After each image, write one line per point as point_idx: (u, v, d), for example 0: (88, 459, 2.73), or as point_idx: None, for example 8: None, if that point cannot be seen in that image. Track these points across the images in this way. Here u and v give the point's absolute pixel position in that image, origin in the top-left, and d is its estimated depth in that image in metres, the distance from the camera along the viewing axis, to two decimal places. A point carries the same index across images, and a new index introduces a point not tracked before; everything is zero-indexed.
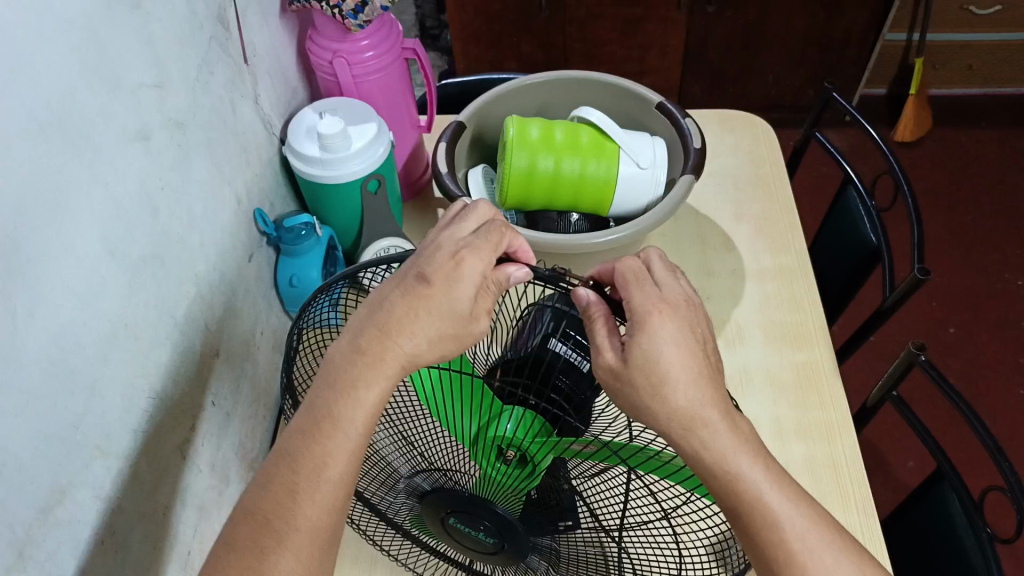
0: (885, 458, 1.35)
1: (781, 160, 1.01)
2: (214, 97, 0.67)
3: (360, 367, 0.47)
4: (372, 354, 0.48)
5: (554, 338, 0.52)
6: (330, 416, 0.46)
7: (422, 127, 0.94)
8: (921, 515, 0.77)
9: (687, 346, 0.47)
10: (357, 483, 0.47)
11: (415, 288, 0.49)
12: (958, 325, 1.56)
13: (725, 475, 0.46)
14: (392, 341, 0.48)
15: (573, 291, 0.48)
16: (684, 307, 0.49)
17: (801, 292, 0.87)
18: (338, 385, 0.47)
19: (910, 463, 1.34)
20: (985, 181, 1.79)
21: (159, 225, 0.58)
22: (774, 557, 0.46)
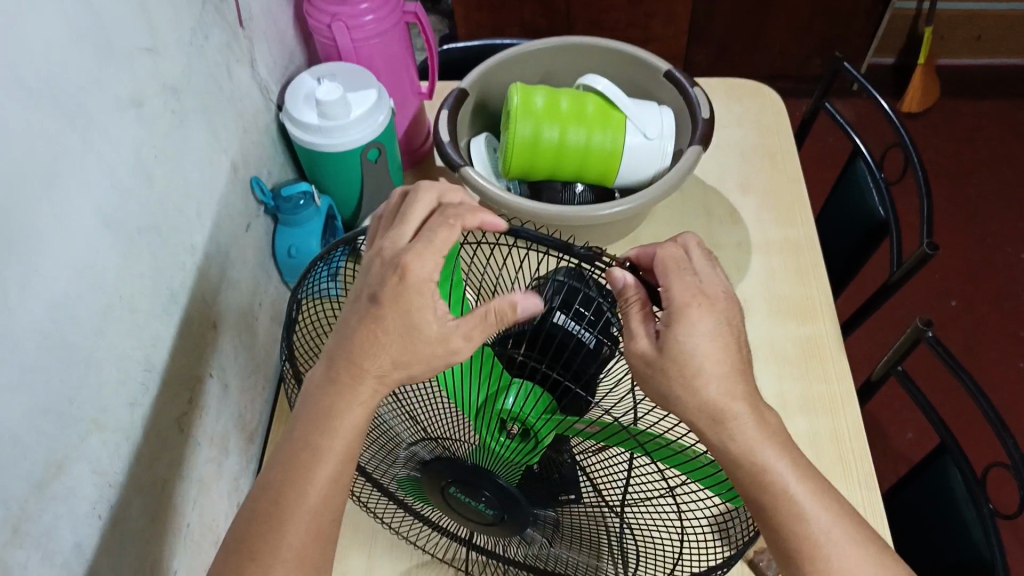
0: (885, 431, 1.35)
1: (788, 130, 0.99)
2: (209, 61, 0.65)
3: (359, 352, 0.47)
4: (374, 333, 0.47)
5: (557, 312, 0.49)
6: (329, 414, 0.47)
7: (422, 94, 0.92)
8: (920, 489, 0.77)
9: (723, 339, 0.45)
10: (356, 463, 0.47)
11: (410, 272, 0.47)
12: (961, 299, 1.55)
13: (754, 466, 0.46)
14: (395, 316, 0.46)
15: (608, 271, 0.46)
16: (722, 300, 0.47)
17: (807, 266, 0.86)
18: (341, 376, 0.47)
19: (909, 436, 1.34)
20: (992, 153, 1.77)
21: (154, 194, 0.56)
22: (793, 539, 0.46)
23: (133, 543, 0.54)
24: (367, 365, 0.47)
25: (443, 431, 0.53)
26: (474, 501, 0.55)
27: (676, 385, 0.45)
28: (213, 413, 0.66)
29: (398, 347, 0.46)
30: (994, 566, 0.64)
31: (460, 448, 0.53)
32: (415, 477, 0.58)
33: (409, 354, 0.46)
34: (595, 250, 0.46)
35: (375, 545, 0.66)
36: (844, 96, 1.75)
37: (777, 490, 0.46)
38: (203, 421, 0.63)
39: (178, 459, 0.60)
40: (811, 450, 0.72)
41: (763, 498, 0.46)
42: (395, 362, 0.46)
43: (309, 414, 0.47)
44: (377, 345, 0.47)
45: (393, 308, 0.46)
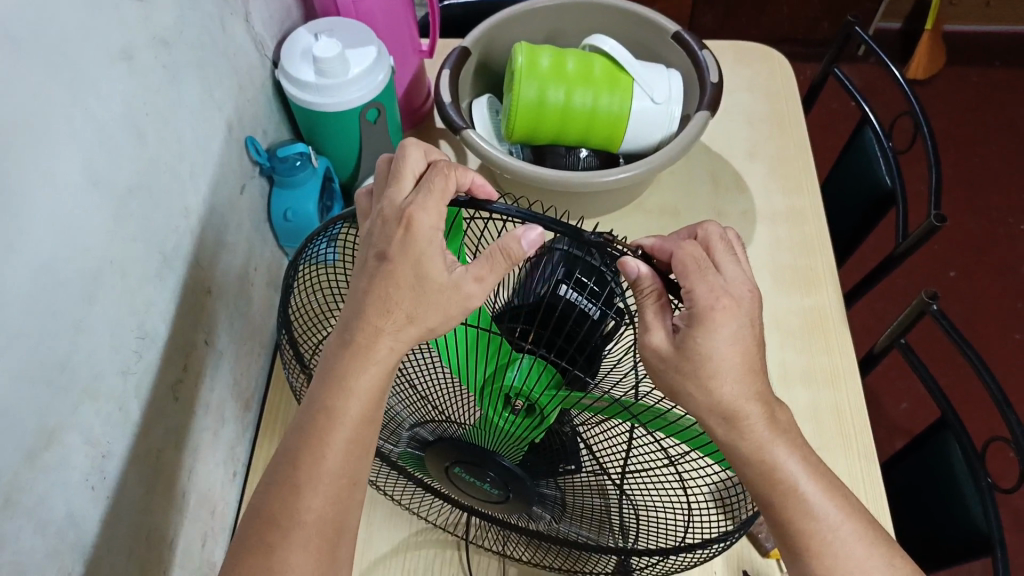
0: (881, 401, 1.35)
1: (797, 95, 0.97)
2: (203, 14, 0.62)
3: (365, 328, 0.46)
4: (378, 306, 0.45)
5: (564, 285, 0.47)
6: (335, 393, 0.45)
7: (422, 52, 0.89)
8: (919, 461, 0.77)
9: (742, 346, 0.46)
10: (358, 436, 0.46)
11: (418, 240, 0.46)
12: (961, 271, 1.54)
13: (763, 465, 0.47)
14: (400, 286, 0.45)
15: (619, 260, 0.44)
16: (747, 301, 0.46)
17: (813, 237, 0.84)
18: (344, 350, 0.46)
19: (904, 407, 1.34)
20: (997, 122, 1.74)
21: (146, 154, 0.54)
22: (802, 536, 0.48)
23: (129, 511, 0.53)
24: (367, 341, 0.46)
25: (447, 409, 0.53)
26: (480, 481, 0.55)
27: (690, 382, 0.46)
28: (210, 380, 0.65)
29: (411, 300, 0.45)
30: (992, 538, 0.64)
31: (460, 422, 0.52)
32: (417, 456, 0.58)
33: (418, 322, 0.45)
34: (607, 237, 0.44)
35: (373, 513, 0.66)
36: (852, 61, 1.71)
37: (778, 480, 0.48)
38: (199, 386, 0.62)
39: (173, 425, 0.59)
40: (812, 423, 0.72)
41: (773, 496, 0.48)
42: (410, 315, 0.45)
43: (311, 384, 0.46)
44: (378, 318, 0.45)
45: (400, 279, 0.45)
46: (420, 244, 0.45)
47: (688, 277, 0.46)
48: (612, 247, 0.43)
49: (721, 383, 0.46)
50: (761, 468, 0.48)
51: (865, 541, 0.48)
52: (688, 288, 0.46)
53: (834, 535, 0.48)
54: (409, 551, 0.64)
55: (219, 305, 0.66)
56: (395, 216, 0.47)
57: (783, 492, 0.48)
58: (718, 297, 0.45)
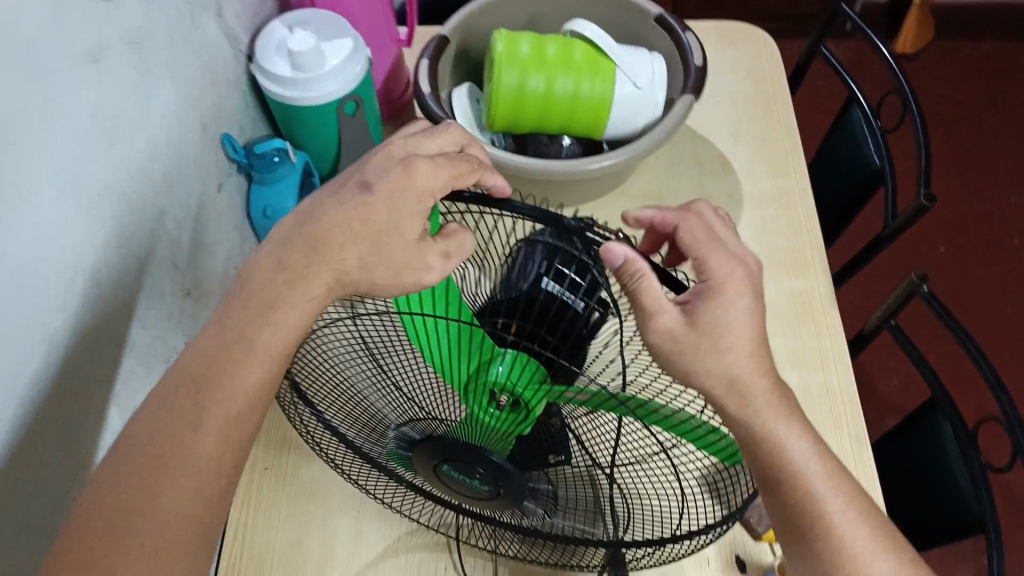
0: (872, 378, 1.35)
1: (783, 76, 0.95)
2: (174, 9, 0.61)
3: None
4: None
5: (545, 278, 0.48)
6: None
7: (400, 41, 0.87)
8: (911, 444, 0.76)
9: (738, 317, 0.46)
10: None
11: None
12: (951, 247, 1.54)
13: (763, 450, 0.47)
14: None
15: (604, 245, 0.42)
16: (739, 274, 0.47)
17: (800, 220, 0.83)
18: None
19: (895, 386, 1.34)
20: (986, 97, 1.73)
21: (117, 156, 0.53)
22: (802, 521, 0.48)
23: None
24: None
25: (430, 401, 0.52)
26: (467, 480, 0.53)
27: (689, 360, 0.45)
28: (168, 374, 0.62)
29: None
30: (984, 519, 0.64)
31: (446, 419, 0.51)
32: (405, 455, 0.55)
33: None
34: (589, 223, 0.44)
35: (364, 506, 0.65)
36: (839, 36, 1.70)
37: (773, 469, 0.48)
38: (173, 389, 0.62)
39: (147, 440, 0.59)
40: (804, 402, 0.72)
41: (774, 481, 0.48)
42: None
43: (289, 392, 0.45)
44: None
45: None
46: None
47: (698, 252, 0.49)
48: (591, 232, 0.43)
49: (713, 368, 0.46)
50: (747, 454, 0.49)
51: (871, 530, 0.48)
52: (701, 262, 0.48)
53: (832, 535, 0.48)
54: (398, 552, 0.63)
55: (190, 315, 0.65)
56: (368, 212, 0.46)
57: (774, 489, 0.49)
58: (732, 271, 0.47)
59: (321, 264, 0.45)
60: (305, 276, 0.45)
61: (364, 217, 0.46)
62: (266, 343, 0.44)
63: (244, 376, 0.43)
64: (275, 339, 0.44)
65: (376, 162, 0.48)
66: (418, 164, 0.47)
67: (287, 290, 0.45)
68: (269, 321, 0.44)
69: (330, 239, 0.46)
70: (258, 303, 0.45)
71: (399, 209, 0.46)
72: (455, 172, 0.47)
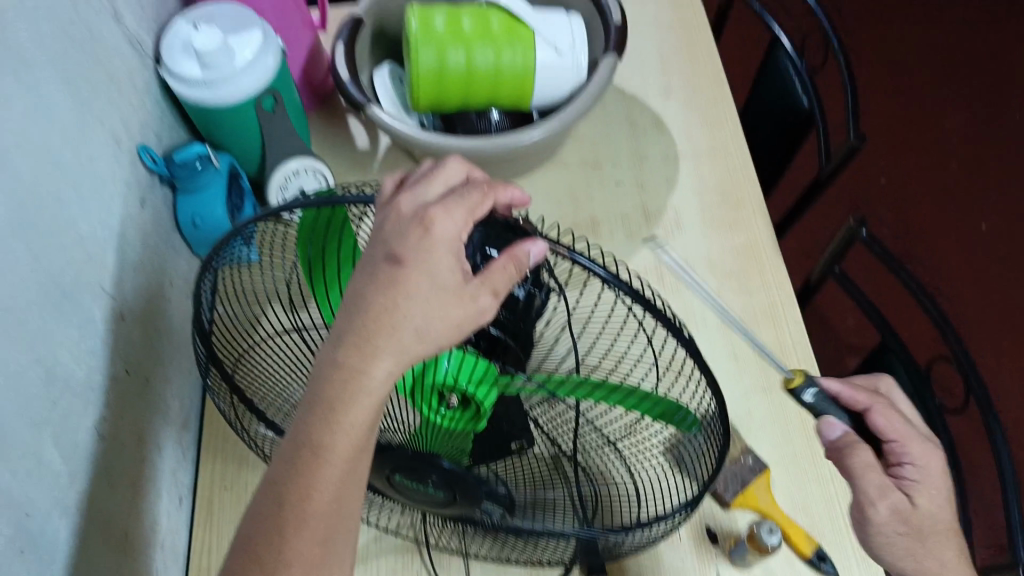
0: (828, 319, 1.31)
1: (706, 26, 0.93)
2: (53, 18, 0.57)
3: (347, 366, 0.39)
4: (364, 340, 0.39)
5: (515, 285, 0.46)
6: (314, 446, 0.39)
7: (313, 26, 0.85)
8: None
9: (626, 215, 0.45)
10: (352, 480, 0.40)
11: (388, 269, 0.40)
12: (890, 175, 1.56)
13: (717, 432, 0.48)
14: (382, 304, 0.39)
15: (511, 253, 0.39)
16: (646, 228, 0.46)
17: (739, 175, 0.82)
18: (327, 398, 0.39)
19: (851, 322, 1.31)
20: (905, 19, 1.75)
21: (29, 200, 0.52)
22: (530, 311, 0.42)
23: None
24: (351, 385, 0.39)
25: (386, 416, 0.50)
26: (423, 488, 0.53)
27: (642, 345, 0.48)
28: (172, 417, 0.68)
29: (390, 292, 0.39)
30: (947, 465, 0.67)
31: (400, 433, 0.50)
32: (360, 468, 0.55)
33: (404, 342, 0.39)
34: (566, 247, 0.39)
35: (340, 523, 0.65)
36: None
37: (890, 422, 0.58)
38: (154, 424, 0.65)
39: (127, 507, 0.59)
40: (755, 364, 0.72)
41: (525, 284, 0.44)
42: (394, 310, 0.39)
43: (360, 467, 0.40)
44: (360, 349, 0.39)
45: (376, 298, 0.39)
46: (403, 262, 0.39)
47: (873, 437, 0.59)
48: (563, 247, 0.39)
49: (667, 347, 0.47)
50: (892, 422, 0.58)
51: (922, 444, 0.58)
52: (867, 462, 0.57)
53: (900, 435, 0.58)
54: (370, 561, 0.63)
55: (153, 357, 0.66)
56: (380, 233, 0.41)
57: (889, 419, 0.58)
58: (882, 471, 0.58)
59: (365, 351, 0.39)
60: (358, 370, 0.39)
61: (391, 277, 0.39)
62: (333, 429, 0.39)
63: (318, 465, 0.39)
64: (337, 416, 0.39)
65: (389, 224, 0.41)
66: (395, 199, 0.43)
67: (319, 367, 0.40)
68: (334, 407, 0.39)
69: (371, 319, 0.39)
70: (320, 395, 0.39)
71: (431, 270, 0.39)
72: (472, 210, 0.40)
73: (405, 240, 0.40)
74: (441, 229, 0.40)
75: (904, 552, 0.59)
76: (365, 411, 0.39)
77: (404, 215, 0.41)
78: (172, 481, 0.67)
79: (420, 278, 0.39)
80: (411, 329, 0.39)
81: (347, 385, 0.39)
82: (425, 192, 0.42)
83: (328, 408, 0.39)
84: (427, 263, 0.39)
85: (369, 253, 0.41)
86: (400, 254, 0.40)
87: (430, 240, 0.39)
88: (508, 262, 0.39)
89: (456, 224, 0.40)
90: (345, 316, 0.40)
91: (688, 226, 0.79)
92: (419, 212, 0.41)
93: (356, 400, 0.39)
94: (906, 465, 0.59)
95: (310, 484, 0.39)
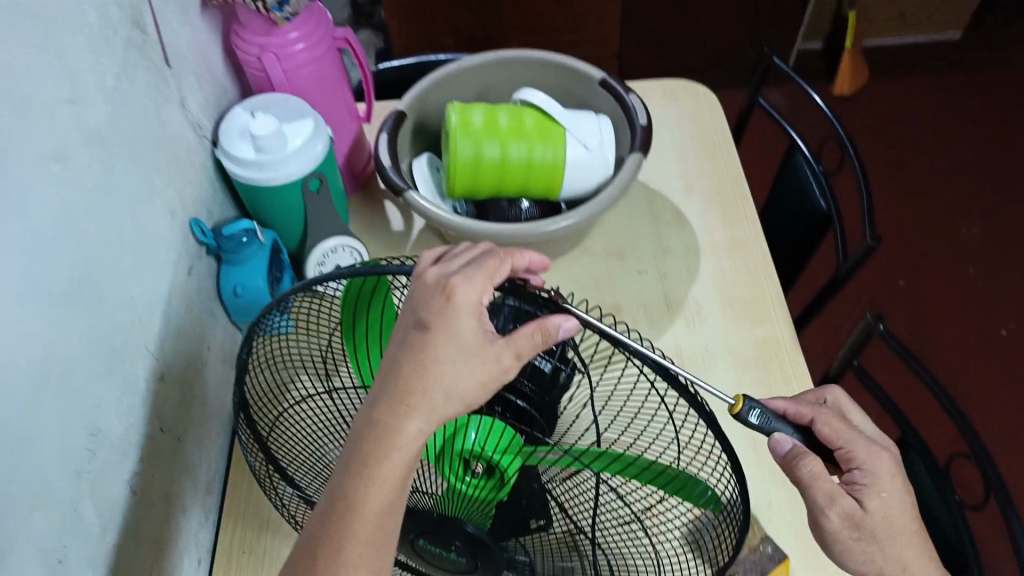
0: None
1: (727, 127, 0.99)
2: (135, 105, 0.65)
3: (381, 423, 0.44)
4: (396, 399, 0.44)
5: (537, 355, 0.51)
6: (347, 498, 0.44)
7: (359, 117, 0.92)
8: None
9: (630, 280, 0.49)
10: (379, 528, 0.45)
11: (419, 336, 0.45)
12: (908, 277, 1.58)
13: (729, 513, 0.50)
14: (413, 367, 0.44)
15: (543, 323, 0.44)
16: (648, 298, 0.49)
17: (757, 268, 0.85)
18: (362, 452, 0.44)
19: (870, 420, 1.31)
20: (921, 130, 1.82)
21: (99, 261, 0.57)
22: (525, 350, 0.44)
23: None
24: (384, 440, 0.44)
25: (415, 485, 0.54)
26: (446, 553, 0.59)
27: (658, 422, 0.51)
28: (201, 483, 0.71)
29: (419, 357, 0.44)
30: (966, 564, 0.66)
31: (429, 494, 0.54)
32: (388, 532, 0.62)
33: (431, 401, 0.44)
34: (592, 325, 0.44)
35: None
36: (779, 83, 1.82)
37: (837, 430, 0.55)
38: (182, 484, 0.67)
39: (152, 562, 0.61)
40: None
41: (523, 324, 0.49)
42: (424, 373, 0.44)
43: (390, 518, 0.45)
44: (393, 408, 0.44)
45: (409, 361, 0.44)
46: (433, 329, 0.44)
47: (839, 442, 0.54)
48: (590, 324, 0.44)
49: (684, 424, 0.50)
50: (837, 430, 0.55)
51: (869, 447, 0.54)
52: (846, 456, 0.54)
53: (844, 440, 0.54)
54: None
55: (186, 418, 0.68)
56: (413, 300, 0.46)
57: (834, 425, 0.55)
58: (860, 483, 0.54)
59: (397, 409, 0.44)
60: (390, 426, 0.44)
61: (422, 343, 0.44)
62: (366, 482, 0.44)
63: (353, 513, 0.44)
64: (370, 470, 0.44)
65: (417, 292, 0.46)
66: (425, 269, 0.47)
67: (357, 424, 0.45)
68: (368, 462, 0.44)
69: (403, 381, 0.44)
70: (357, 450, 0.44)
71: (455, 335, 0.44)
72: (489, 274, 0.46)
73: (436, 309, 0.45)
74: (463, 294, 0.45)
75: (865, 559, 0.53)
76: (395, 466, 0.44)
77: (435, 285, 0.46)
78: (194, 545, 0.69)
79: (446, 343, 0.44)
80: (439, 389, 0.44)
81: (381, 439, 0.44)
82: (450, 263, 0.47)
83: (362, 463, 0.44)
84: (453, 330, 0.44)
85: (404, 320, 0.46)
86: (430, 322, 0.45)
87: (456, 311, 0.44)
88: (534, 331, 0.44)
89: (475, 292, 0.45)
90: (381, 377, 0.45)
91: (705, 315, 0.82)
92: (447, 283, 0.45)
93: (387, 455, 0.44)
94: (854, 469, 0.54)
95: (345, 529, 0.44)
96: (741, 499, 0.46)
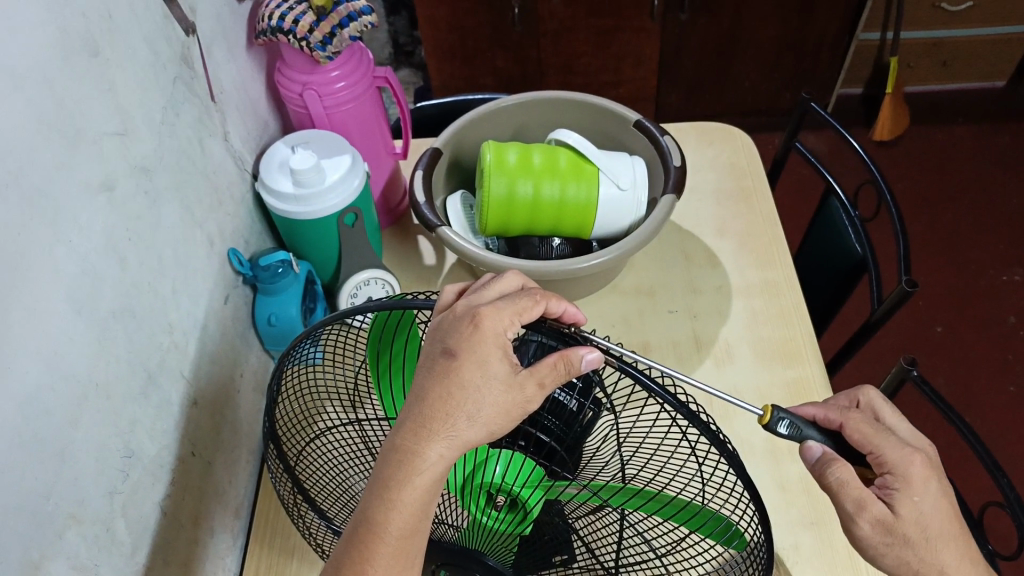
0: None
1: (761, 169, 0.99)
2: (181, 138, 0.67)
3: (404, 448, 0.44)
4: (419, 425, 0.44)
5: (557, 388, 0.51)
6: (368, 521, 0.44)
7: (396, 154, 0.94)
8: None
9: None
10: (402, 550, 0.45)
11: (444, 364, 0.45)
12: (946, 325, 1.55)
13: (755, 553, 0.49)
14: (437, 394, 0.45)
15: (563, 352, 0.44)
16: None
17: (789, 310, 0.84)
18: (386, 476, 0.45)
19: None
20: (962, 176, 1.79)
21: (141, 285, 0.59)
22: (550, 378, 0.45)
23: None
24: (407, 464, 0.44)
25: (440, 516, 0.56)
26: None
27: None
28: (231, 506, 0.72)
29: (443, 383, 0.45)
30: None
31: (455, 524, 0.56)
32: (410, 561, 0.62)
33: (454, 429, 0.44)
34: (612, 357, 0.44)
35: None
36: (816, 128, 1.82)
37: (867, 436, 0.52)
38: (211, 507, 0.68)
39: None
40: (805, 498, 0.70)
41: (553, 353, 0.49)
42: (447, 398, 0.44)
43: (409, 542, 0.45)
44: (416, 434, 0.44)
45: (433, 388, 0.45)
46: (457, 357, 0.45)
47: (872, 444, 0.52)
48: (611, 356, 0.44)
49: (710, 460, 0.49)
50: (868, 435, 0.52)
51: (900, 450, 0.51)
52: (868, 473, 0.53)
53: (875, 444, 0.52)
54: None
55: (217, 440, 0.70)
56: (441, 332, 0.47)
57: (865, 430, 0.52)
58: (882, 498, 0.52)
59: (420, 436, 0.44)
60: (413, 452, 0.44)
61: (447, 370, 0.45)
62: (388, 506, 0.44)
63: (373, 537, 0.44)
64: (391, 494, 0.44)
65: (446, 322, 0.47)
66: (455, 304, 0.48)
67: (382, 449, 0.46)
68: (390, 485, 0.44)
69: (427, 406, 0.45)
70: (380, 474, 0.45)
71: (480, 362, 0.45)
72: (518, 310, 0.46)
73: (462, 338, 0.45)
74: (489, 325, 0.45)
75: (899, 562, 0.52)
76: (417, 491, 0.44)
77: (462, 314, 0.47)
78: (221, 567, 0.69)
79: (471, 371, 0.45)
80: (462, 416, 0.44)
81: (404, 464, 0.44)
82: (479, 299, 0.48)
83: (385, 487, 0.44)
84: (478, 358, 0.45)
85: (431, 347, 0.47)
86: (456, 350, 0.45)
87: (482, 341, 0.45)
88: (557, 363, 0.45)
89: (503, 325, 0.46)
90: (407, 403, 0.46)
91: (735, 356, 0.81)
92: (473, 314, 0.46)
93: (408, 480, 0.44)
94: (885, 473, 0.51)
95: (364, 552, 0.44)
96: (765, 542, 0.45)
